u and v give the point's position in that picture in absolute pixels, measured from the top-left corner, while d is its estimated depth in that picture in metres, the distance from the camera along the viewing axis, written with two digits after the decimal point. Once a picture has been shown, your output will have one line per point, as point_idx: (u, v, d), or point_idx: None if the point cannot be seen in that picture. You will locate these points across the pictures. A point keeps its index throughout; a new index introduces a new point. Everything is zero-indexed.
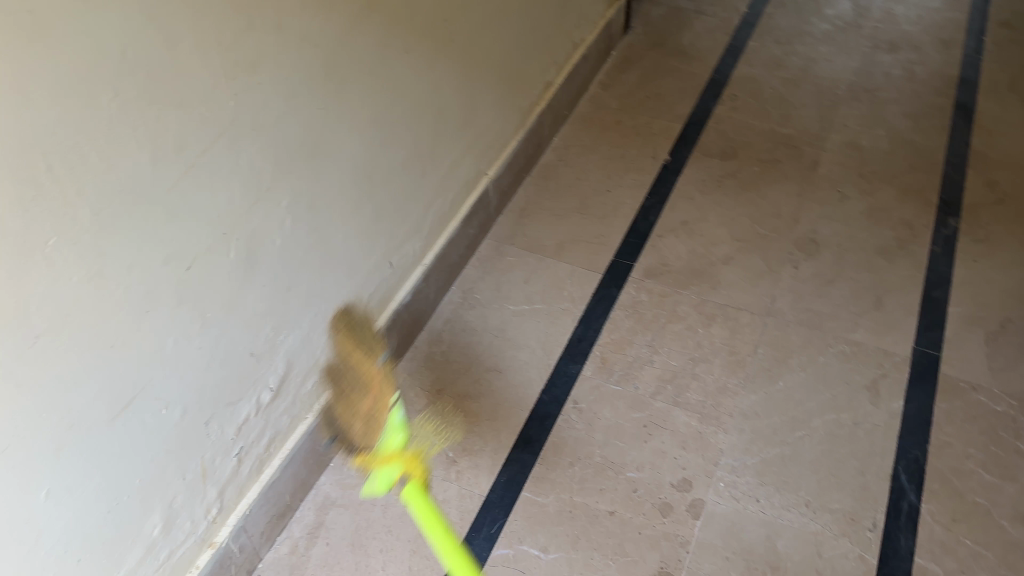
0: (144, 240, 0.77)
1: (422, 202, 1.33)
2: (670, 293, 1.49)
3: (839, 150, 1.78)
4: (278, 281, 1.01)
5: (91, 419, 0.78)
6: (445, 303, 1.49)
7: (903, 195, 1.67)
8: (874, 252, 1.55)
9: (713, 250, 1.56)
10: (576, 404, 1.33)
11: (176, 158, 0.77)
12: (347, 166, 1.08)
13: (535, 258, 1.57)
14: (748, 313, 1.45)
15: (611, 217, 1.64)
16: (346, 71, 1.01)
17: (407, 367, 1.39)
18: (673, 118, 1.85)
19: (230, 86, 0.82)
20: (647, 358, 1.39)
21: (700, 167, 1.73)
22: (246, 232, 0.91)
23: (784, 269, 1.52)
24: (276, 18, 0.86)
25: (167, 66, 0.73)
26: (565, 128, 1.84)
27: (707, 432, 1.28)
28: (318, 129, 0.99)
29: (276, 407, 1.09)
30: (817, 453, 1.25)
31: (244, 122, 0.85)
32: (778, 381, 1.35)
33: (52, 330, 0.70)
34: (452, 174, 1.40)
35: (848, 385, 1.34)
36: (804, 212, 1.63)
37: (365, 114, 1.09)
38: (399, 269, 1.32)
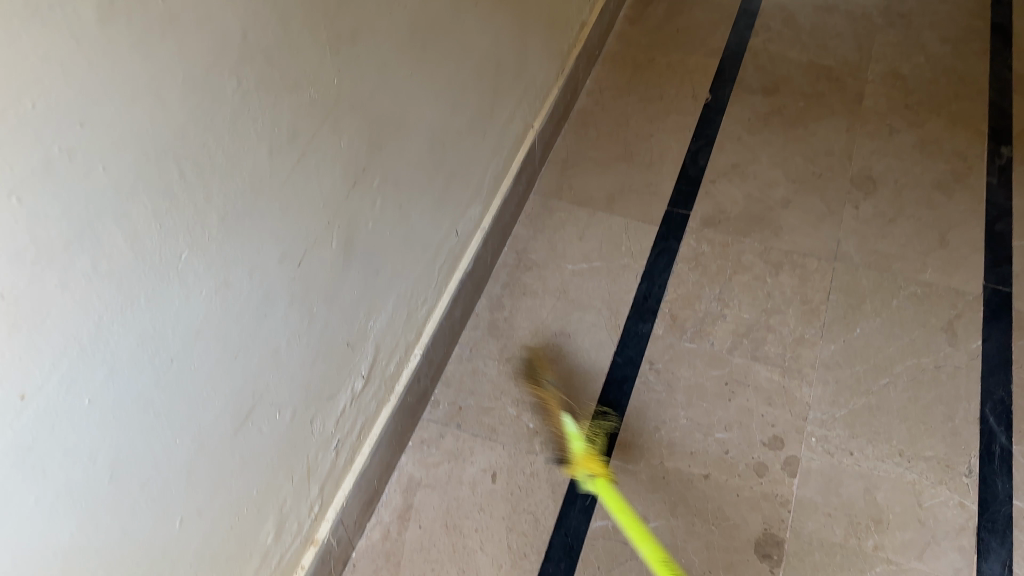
0: (261, 240, 0.71)
1: (483, 163, 1.26)
2: (731, 243, 1.45)
3: (882, 80, 1.71)
4: (370, 264, 0.94)
5: (218, 435, 0.73)
6: (500, 266, 1.43)
7: (952, 125, 1.62)
8: (932, 187, 1.52)
9: (768, 194, 1.52)
10: (652, 365, 1.29)
11: (289, 147, 0.71)
12: (426, 135, 1.01)
13: (586, 213, 1.50)
14: (815, 259, 1.41)
15: (659, 164, 1.58)
16: (427, 32, 0.93)
17: (472, 336, 1.33)
18: (708, 54, 1.77)
19: (334, 62, 0.75)
20: (719, 312, 1.35)
21: (743, 105, 1.67)
22: (344, 219, 0.85)
23: (844, 210, 1.48)
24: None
25: (283, 51, 0.67)
26: (597, 69, 1.75)
27: (791, 386, 1.26)
28: (404, 100, 0.92)
29: (367, 393, 1.03)
30: (903, 401, 1.24)
31: (344, 101, 0.79)
32: (854, 328, 1.32)
33: (184, 349, 0.65)
34: (506, 131, 1.33)
35: (925, 328, 1.32)
36: (856, 149, 1.58)
37: (441, 78, 1.01)
38: (464, 237, 1.26)
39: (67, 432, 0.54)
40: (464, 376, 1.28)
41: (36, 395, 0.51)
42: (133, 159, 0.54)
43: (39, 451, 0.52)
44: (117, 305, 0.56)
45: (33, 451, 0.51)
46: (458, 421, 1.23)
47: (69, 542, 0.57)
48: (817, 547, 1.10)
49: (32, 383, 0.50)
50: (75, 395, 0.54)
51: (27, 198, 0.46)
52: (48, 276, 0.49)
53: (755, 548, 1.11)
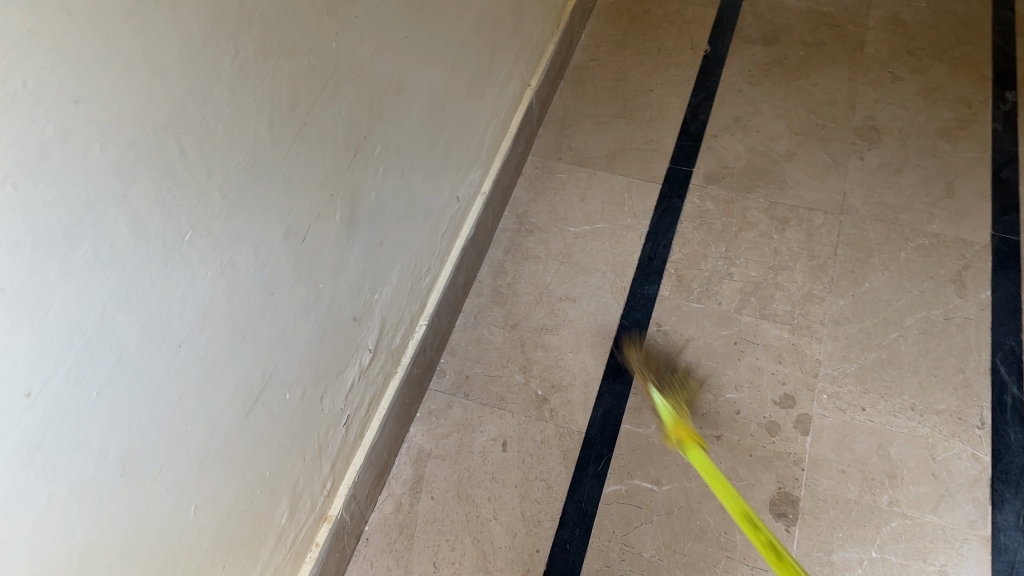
0: (264, 217, 0.68)
1: (482, 125, 1.22)
2: (735, 199, 1.42)
3: (883, 27, 1.67)
4: (373, 235, 0.91)
5: (229, 419, 0.70)
6: (501, 231, 1.40)
7: (956, 71, 1.58)
8: (937, 135, 1.49)
9: (771, 148, 1.48)
10: (660, 327, 1.28)
11: (289, 117, 0.68)
12: (425, 100, 0.97)
13: (587, 174, 1.47)
14: (820, 213, 1.39)
15: (659, 120, 1.54)
16: None
17: (475, 304, 1.31)
18: (705, 4, 1.72)
19: (331, 24, 0.71)
20: (725, 271, 1.33)
21: (743, 56, 1.62)
22: (347, 189, 0.82)
23: (849, 162, 1.45)
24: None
25: (280, 16, 0.63)
26: (592, 23, 1.70)
27: (801, 343, 1.24)
28: (402, 63, 0.88)
29: (374, 367, 1.00)
30: (914, 354, 1.23)
31: (342, 66, 0.75)
32: (863, 282, 1.30)
33: (192, 334, 0.62)
34: (504, 91, 1.29)
35: (933, 280, 1.30)
36: (859, 98, 1.55)
37: (438, 39, 0.97)
38: (465, 202, 1.22)
39: (76, 427, 0.51)
40: (469, 344, 1.26)
41: (43, 391, 0.48)
42: (131, 138, 0.50)
43: (49, 449, 0.49)
44: (122, 292, 0.53)
45: (43, 449, 0.49)
46: (465, 390, 1.22)
47: (84, 539, 0.55)
48: (832, 504, 1.10)
49: (37, 380, 0.47)
50: (83, 387, 0.51)
51: (22, 184, 0.43)
52: (49, 267, 0.46)
53: (770, 507, 1.10)
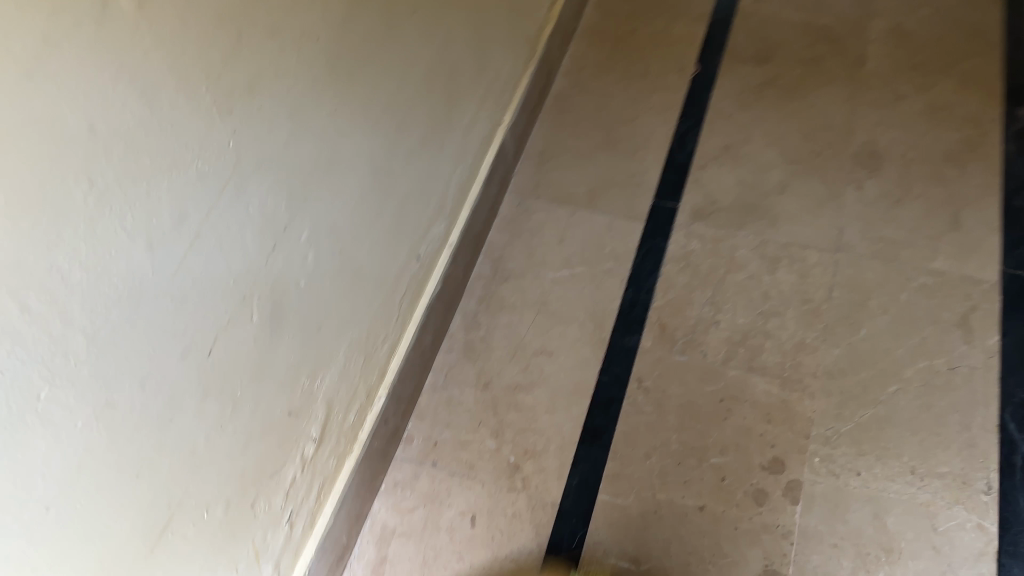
0: (151, 344, 0.62)
1: (443, 176, 1.14)
2: (724, 237, 1.33)
3: (885, 39, 1.56)
4: (308, 323, 0.85)
5: (128, 560, 0.64)
6: (475, 278, 1.33)
7: (964, 87, 1.47)
8: (942, 160, 1.38)
9: (763, 179, 1.39)
10: (641, 383, 1.20)
11: (176, 234, 0.61)
12: (365, 170, 0.90)
13: (566, 213, 1.39)
14: (815, 251, 1.30)
15: (643, 151, 1.46)
16: (353, 59, 0.82)
17: (446, 361, 1.24)
18: (694, 20, 1.62)
19: (227, 122, 0.64)
20: (711, 319, 1.25)
21: (734, 78, 1.53)
22: (265, 287, 0.75)
23: (847, 193, 1.36)
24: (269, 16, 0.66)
25: (154, 128, 0.56)
26: (575, 45, 1.61)
27: (792, 399, 1.16)
28: (330, 140, 0.81)
29: (321, 454, 0.94)
30: (915, 410, 1.14)
31: (247, 161, 0.68)
32: (860, 329, 1.21)
33: (63, 491, 0.56)
34: (469, 135, 1.22)
35: (936, 325, 1.21)
36: (858, 121, 1.45)
37: (377, 104, 0.90)
38: (428, 259, 1.15)
39: None
40: (438, 407, 1.20)
41: None
42: None
43: None
44: None
45: None
46: (433, 458, 1.15)
47: None
48: None
49: None
50: None
51: None
52: None
53: None
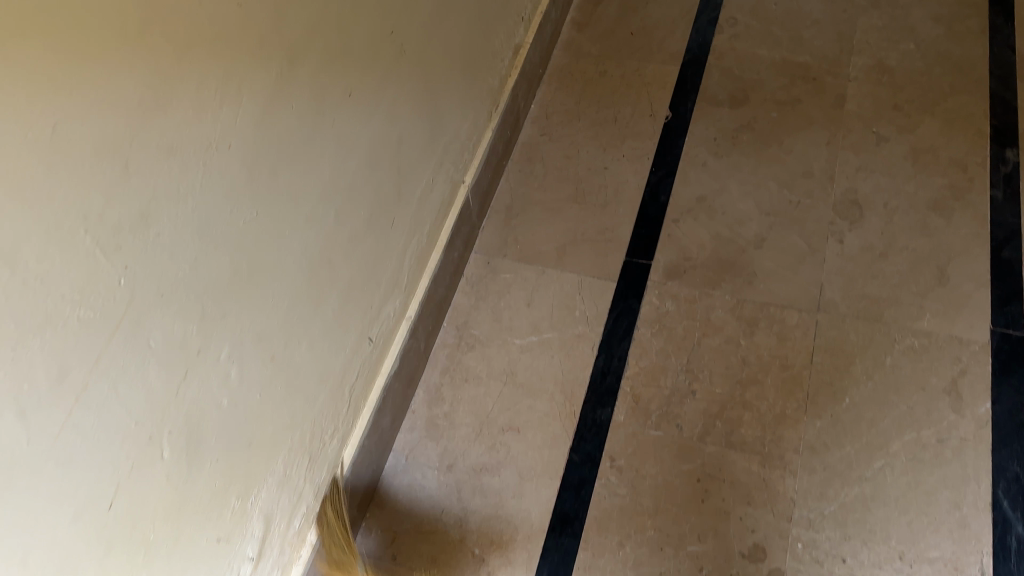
0: (37, 515, 0.55)
1: (395, 251, 1.08)
2: (699, 297, 1.26)
3: (866, 76, 1.49)
4: (235, 441, 0.78)
5: None
6: (438, 347, 1.26)
7: (950, 127, 1.40)
8: (927, 208, 1.31)
9: (740, 233, 1.33)
10: (613, 462, 1.13)
11: (56, 393, 0.55)
12: (297, 267, 0.84)
13: (534, 273, 1.33)
14: (795, 311, 1.23)
15: (615, 204, 1.40)
16: (274, 158, 0.75)
17: (407, 441, 1.17)
18: (667, 60, 1.56)
19: (116, 260, 0.58)
20: (687, 388, 1.17)
21: (708, 123, 1.47)
22: (177, 419, 0.69)
23: (827, 246, 1.29)
24: (162, 135, 0.60)
25: (17, 289, 0.50)
26: (543, 90, 1.55)
27: (773, 478, 1.09)
28: (251, 248, 0.74)
29: (261, 568, 0.88)
30: (902, 488, 1.07)
31: (144, 294, 0.61)
32: (843, 398, 1.15)
33: None
34: (425, 203, 1.15)
35: (924, 392, 1.14)
36: (839, 166, 1.38)
37: (308, 196, 0.83)
38: (381, 339, 1.09)
39: None
40: (399, 493, 1.14)
41: None
42: None
43: None
44: None
45: None
46: (393, 551, 1.09)
47: None
48: None
49: None
50: None
51: None
52: None
53: None
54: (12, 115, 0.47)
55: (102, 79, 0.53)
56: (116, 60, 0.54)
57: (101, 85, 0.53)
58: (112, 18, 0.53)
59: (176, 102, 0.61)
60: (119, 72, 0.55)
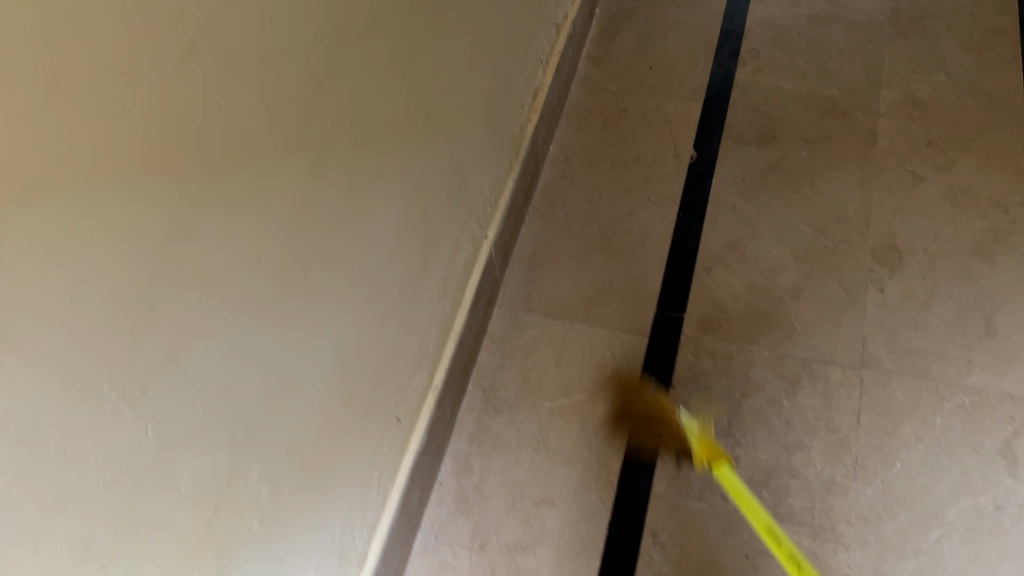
0: None
1: (422, 324, 1.02)
2: (737, 353, 1.21)
3: (897, 110, 1.43)
4: (266, 561, 0.73)
5: None
6: (464, 411, 1.19)
7: (987, 165, 1.35)
8: (969, 253, 1.26)
9: (775, 282, 1.27)
10: (656, 537, 1.07)
11: (83, 567, 0.49)
12: (326, 365, 0.78)
13: (562, 328, 1.26)
14: (838, 367, 1.18)
15: (642, 252, 1.34)
16: (305, 258, 0.70)
17: (436, 517, 1.11)
18: (688, 96, 1.51)
19: (145, 410, 0.52)
20: (730, 455, 1.12)
21: (735, 163, 1.41)
22: (209, 555, 0.63)
23: (867, 296, 1.24)
24: (190, 266, 0.55)
25: (40, 468, 0.44)
26: (562, 131, 1.50)
27: (825, 553, 1.04)
28: (281, 358, 0.69)
29: None
30: (961, 561, 1.02)
31: (175, 436, 0.56)
32: (893, 462, 1.10)
33: None
34: (450, 268, 1.09)
35: (978, 455, 1.09)
36: (874, 209, 1.32)
37: (338, 289, 0.78)
38: (409, 416, 1.03)
39: None
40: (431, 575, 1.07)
41: None
42: None
43: None
44: None
45: None
46: None
47: None
48: None
49: None
50: None
51: None
52: None
53: None
54: (36, 283, 0.42)
55: (131, 222, 0.48)
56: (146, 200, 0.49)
57: (128, 226, 0.48)
58: (139, 150, 0.48)
59: (204, 225, 0.56)
60: (147, 208, 0.50)
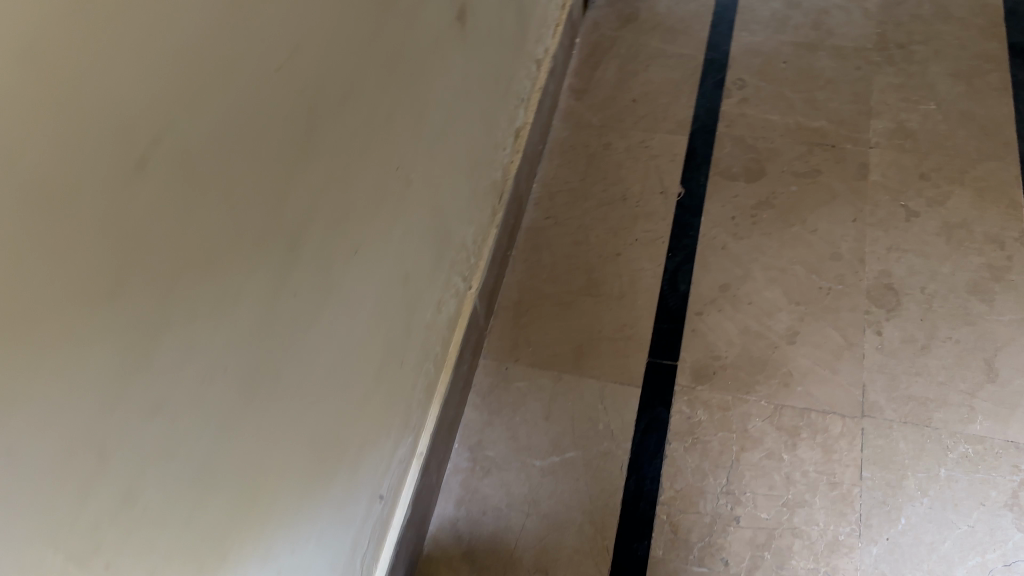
0: None
1: (407, 391, 0.97)
2: (733, 404, 1.16)
3: (887, 141, 1.39)
4: None
5: None
6: (451, 472, 1.14)
7: (982, 198, 1.31)
8: (967, 292, 1.23)
9: (769, 326, 1.23)
10: None
11: None
12: (304, 459, 0.73)
13: (551, 379, 1.21)
14: (837, 417, 1.14)
15: (632, 296, 1.29)
16: (278, 355, 0.64)
17: None
18: (674, 129, 1.47)
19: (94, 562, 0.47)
20: (729, 514, 1.07)
21: (724, 200, 1.37)
22: None
23: (865, 340, 1.20)
24: (150, 394, 0.49)
25: None
26: (545, 168, 1.45)
27: None
28: (253, 465, 0.64)
29: None
30: None
31: None
32: (898, 518, 1.05)
33: None
34: (433, 327, 1.04)
35: (985, 508, 1.05)
36: (868, 247, 1.29)
37: (316, 377, 0.72)
38: (394, 489, 0.98)
39: None
40: None
41: None
42: None
43: None
44: None
45: None
46: None
47: None
48: None
49: None
50: None
51: None
52: None
53: None
54: None
55: (76, 365, 0.43)
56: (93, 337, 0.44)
57: (73, 370, 0.43)
58: (79, 288, 0.43)
59: (165, 347, 0.50)
60: (92, 347, 0.44)
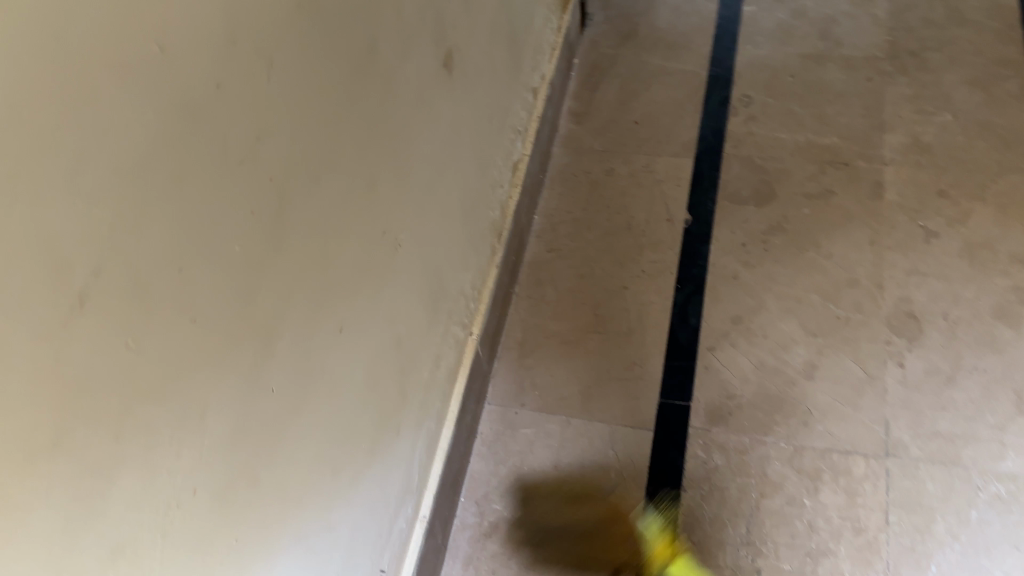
0: None
1: (406, 456, 0.93)
2: (750, 447, 1.11)
3: (903, 157, 1.33)
4: None
5: None
6: (458, 528, 1.10)
7: (1005, 215, 1.25)
8: (993, 317, 1.17)
9: (785, 360, 1.18)
10: None
11: None
12: (294, 553, 0.69)
13: (559, 425, 1.17)
14: (860, 458, 1.08)
15: (640, 332, 1.24)
16: (258, 457, 0.60)
17: None
18: (678, 151, 1.41)
19: None
20: (751, 567, 1.03)
21: (733, 226, 1.32)
22: None
23: (887, 373, 1.14)
24: (107, 536, 0.46)
25: None
26: (546, 198, 1.40)
27: None
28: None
29: None
30: None
31: None
32: (928, 566, 1.00)
33: None
34: (432, 383, 0.99)
35: (1020, 553, 1.00)
36: (887, 271, 1.23)
37: (303, 468, 0.68)
38: (397, 557, 0.93)
39: None
40: None
41: None
42: None
43: None
44: None
45: None
46: None
47: None
48: None
49: None
50: None
51: None
52: None
53: None
54: None
55: (20, 530, 0.39)
56: (38, 495, 0.40)
57: (16, 536, 0.39)
58: (19, 447, 0.38)
59: (121, 483, 0.46)
60: (36, 505, 0.40)
